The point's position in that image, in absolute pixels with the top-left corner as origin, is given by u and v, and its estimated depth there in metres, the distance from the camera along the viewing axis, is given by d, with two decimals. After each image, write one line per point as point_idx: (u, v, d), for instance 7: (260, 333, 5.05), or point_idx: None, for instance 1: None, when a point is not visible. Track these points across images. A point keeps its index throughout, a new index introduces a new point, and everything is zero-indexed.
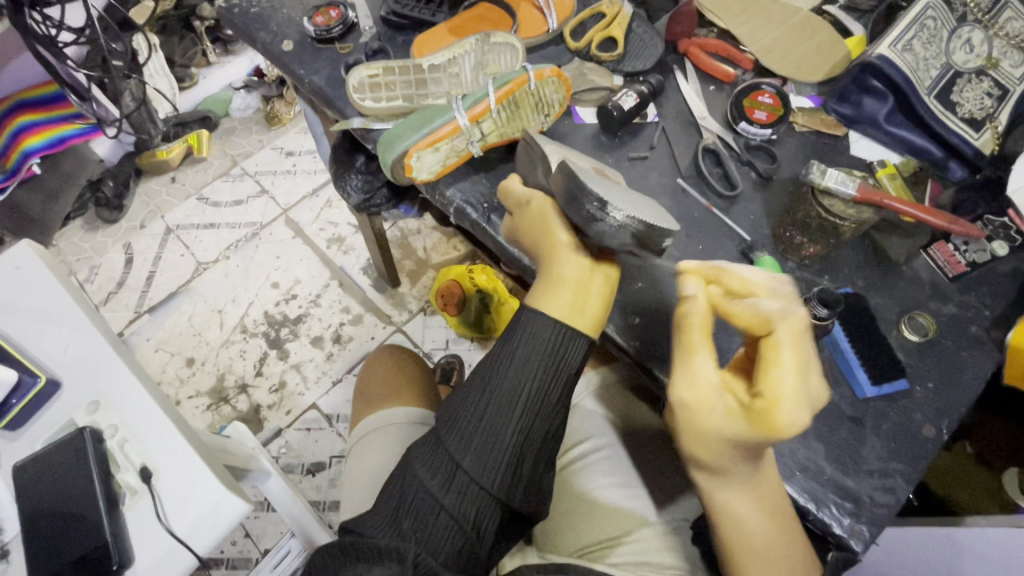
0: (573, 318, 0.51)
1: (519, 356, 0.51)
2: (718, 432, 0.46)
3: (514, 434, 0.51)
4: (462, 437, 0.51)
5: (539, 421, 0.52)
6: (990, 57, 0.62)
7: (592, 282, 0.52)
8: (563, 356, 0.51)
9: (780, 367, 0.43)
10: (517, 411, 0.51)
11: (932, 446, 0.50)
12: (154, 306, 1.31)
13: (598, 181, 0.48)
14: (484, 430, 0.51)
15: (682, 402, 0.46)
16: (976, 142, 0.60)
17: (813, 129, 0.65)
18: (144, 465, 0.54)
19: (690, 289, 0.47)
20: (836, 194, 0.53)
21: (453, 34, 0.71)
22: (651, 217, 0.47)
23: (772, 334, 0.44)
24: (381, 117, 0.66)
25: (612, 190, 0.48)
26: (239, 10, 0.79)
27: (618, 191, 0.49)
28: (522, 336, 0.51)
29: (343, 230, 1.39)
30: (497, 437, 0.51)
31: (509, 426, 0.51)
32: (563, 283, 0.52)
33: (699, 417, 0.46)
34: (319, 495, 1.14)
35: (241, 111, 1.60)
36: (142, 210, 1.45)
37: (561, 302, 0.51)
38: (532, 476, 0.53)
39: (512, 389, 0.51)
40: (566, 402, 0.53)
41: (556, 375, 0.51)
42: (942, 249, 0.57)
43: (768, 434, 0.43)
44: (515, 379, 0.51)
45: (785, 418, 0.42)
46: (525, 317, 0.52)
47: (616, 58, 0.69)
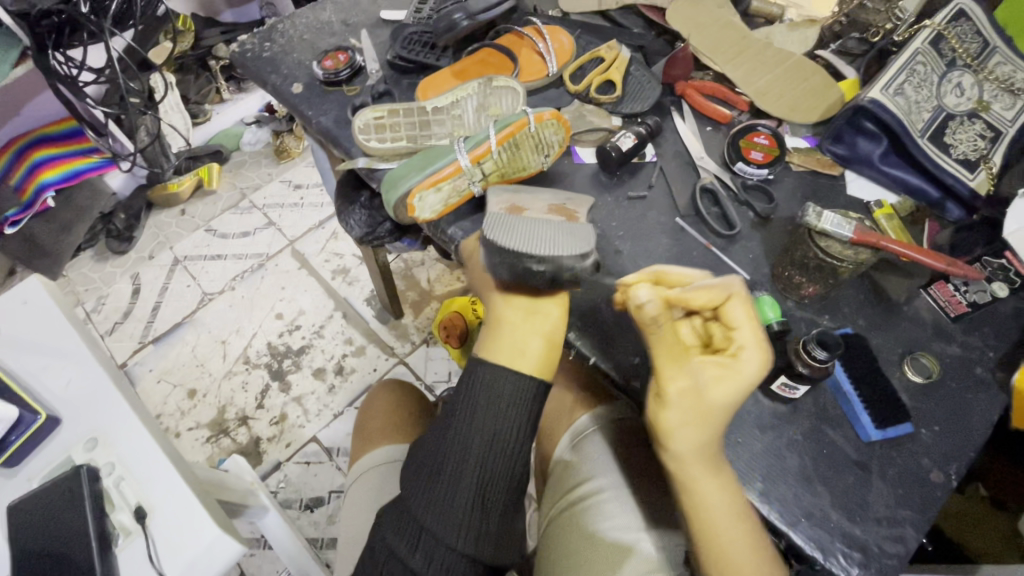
0: (512, 360, 0.51)
1: (469, 407, 0.51)
2: (721, 405, 0.45)
3: (470, 488, 0.50)
4: (422, 496, 0.51)
5: (496, 471, 0.51)
6: (982, 100, 0.64)
7: (530, 323, 0.52)
8: (511, 402, 0.51)
9: (738, 324, 0.47)
10: (471, 463, 0.51)
11: (942, 492, 0.49)
12: (158, 336, 1.32)
13: (508, 223, 0.49)
14: (441, 489, 0.51)
15: (682, 391, 0.45)
16: (972, 183, 0.61)
17: (809, 169, 0.66)
18: (139, 504, 0.53)
19: (644, 296, 0.42)
20: (833, 236, 0.52)
21: (457, 78, 0.74)
22: (557, 247, 0.47)
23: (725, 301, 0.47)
24: (385, 157, 0.68)
25: (524, 230, 0.49)
26: (252, 54, 0.83)
27: (539, 228, 0.50)
28: (471, 389, 0.51)
29: (348, 261, 1.40)
30: (455, 494, 0.50)
31: (464, 480, 0.50)
32: (502, 325, 0.52)
33: (705, 400, 0.45)
34: (318, 532, 1.11)
35: (251, 145, 1.64)
36: (151, 241, 1.47)
37: (500, 344, 0.52)
38: (501, 527, 0.52)
39: (464, 442, 0.51)
40: (527, 444, 0.52)
41: (510, 420, 0.51)
42: (942, 289, 0.57)
43: (752, 382, 0.45)
44: (467, 432, 0.51)
45: (752, 362, 0.45)
46: (469, 366, 0.52)
47: (614, 100, 0.71)
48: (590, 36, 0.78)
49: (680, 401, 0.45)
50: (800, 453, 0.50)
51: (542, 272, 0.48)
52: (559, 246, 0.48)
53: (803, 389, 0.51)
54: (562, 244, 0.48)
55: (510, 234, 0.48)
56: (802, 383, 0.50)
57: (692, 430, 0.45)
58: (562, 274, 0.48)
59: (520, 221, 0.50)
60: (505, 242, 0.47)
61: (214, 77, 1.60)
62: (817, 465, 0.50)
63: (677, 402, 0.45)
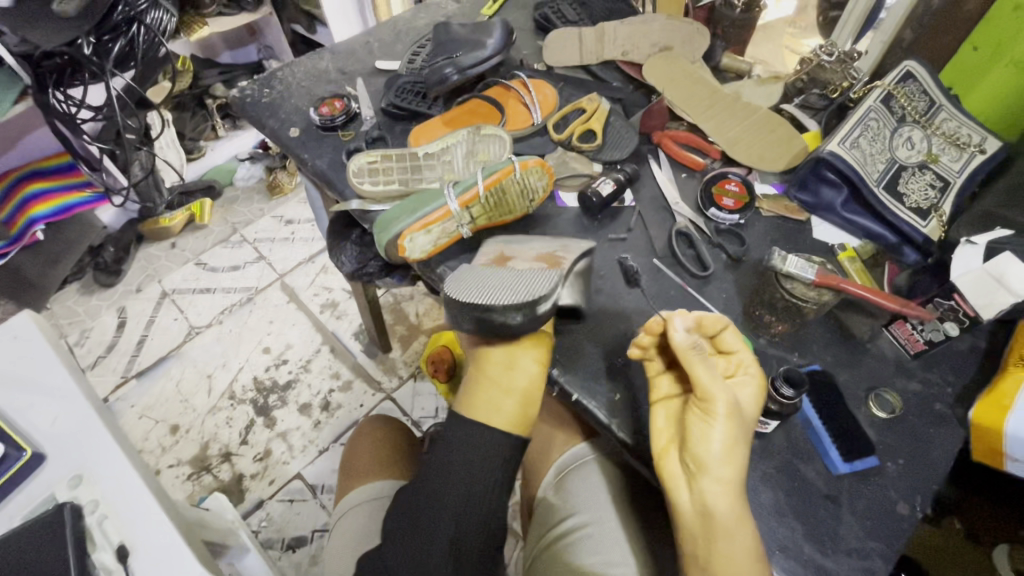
0: (488, 415, 0.53)
1: (447, 460, 0.54)
2: (752, 420, 0.49)
3: (448, 540, 0.52)
4: (399, 549, 0.53)
5: (473, 523, 0.53)
6: (931, 152, 0.69)
7: (511, 378, 0.53)
8: (490, 455, 0.53)
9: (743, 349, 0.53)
10: (447, 515, 0.52)
11: (908, 525, 0.51)
12: (142, 370, 1.31)
13: (471, 277, 0.54)
14: (419, 541, 0.53)
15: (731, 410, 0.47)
16: (925, 230, 0.65)
17: (777, 214, 0.70)
18: (122, 543, 0.53)
19: (681, 326, 0.50)
20: (798, 278, 0.56)
21: (447, 125, 0.78)
22: (502, 296, 0.50)
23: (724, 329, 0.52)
24: (378, 199, 0.72)
25: (488, 285, 0.52)
26: (251, 100, 0.87)
27: (502, 279, 0.53)
28: (450, 444, 0.54)
29: (337, 295, 1.42)
30: (429, 547, 0.52)
31: (442, 532, 0.52)
32: (482, 380, 0.54)
33: (743, 418, 0.48)
34: (298, 573, 1.09)
35: (244, 181, 1.67)
36: (139, 275, 1.48)
37: (478, 400, 0.54)
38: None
39: (441, 495, 0.53)
40: (502, 498, 0.54)
41: (486, 474, 0.53)
42: (902, 328, 0.60)
43: (760, 401, 0.50)
44: (449, 483, 0.53)
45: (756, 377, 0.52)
46: (449, 421, 0.55)
47: (595, 148, 0.76)
48: (572, 88, 0.84)
49: (731, 420, 0.47)
50: (774, 487, 0.52)
51: (511, 319, 0.51)
52: (506, 295, 0.50)
53: (773, 424, 0.53)
54: (510, 293, 0.50)
55: (464, 286, 0.52)
56: (772, 418, 0.53)
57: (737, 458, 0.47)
58: (526, 316, 0.51)
59: (488, 274, 0.54)
60: (456, 295, 0.52)
61: (210, 115, 1.64)
62: (790, 499, 0.52)
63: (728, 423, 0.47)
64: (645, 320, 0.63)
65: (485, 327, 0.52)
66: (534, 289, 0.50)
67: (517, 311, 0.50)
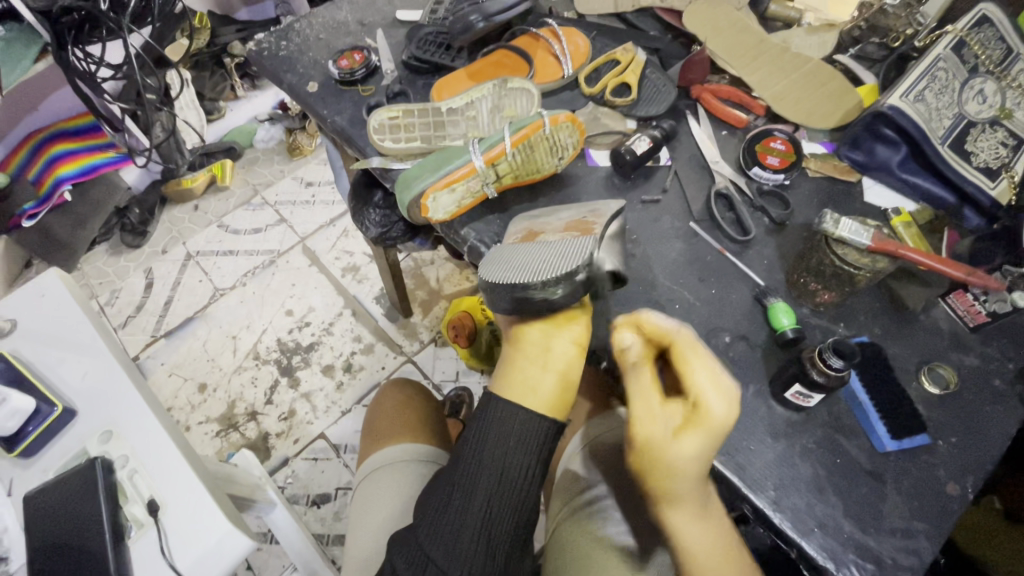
0: (523, 398, 0.50)
1: (479, 440, 0.50)
2: (684, 459, 0.44)
3: (479, 522, 0.49)
4: (429, 529, 0.50)
5: (506, 507, 0.50)
6: (1003, 107, 0.63)
7: (548, 360, 0.51)
8: (525, 439, 0.50)
9: (694, 373, 0.45)
10: (479, 496, 0.49)
11: (957, 505, 0.48)
12: (170, 330, 1.34)
13: (506, 259, 0.52)
14: (450, 520, 0.49)
15: (652, 441, 0.45)
16: (993, 192, 0.60)
17: (825, 175, 0.65)
18: (152, 498, 0.54)
19: (626, 339, 0.48)
20: (849, 243, 0.52)
21: (472, 79, 0.74)
22: (539, 273, 0.47)
23: (673, 344, 0.47)
24: (399, 157, 0.69)
25: (528, 263, 0.49)
26: (268, 53, 0.83)
27: (537, 254, 0.50)
28: (483, 426, 0.50)
29: (358, 259, 1.41)
30: (461, 527, 0.49)
31: (474, 512, 0.49)
32: (514, 362, 0.52)
33: (663, 450, 0.45)
34: (324, 528, 1.12)
35: (264, 142, 1.65)
36: (164, 236, 1.49)
37: (512, 382, 0.51)
38: (507, 564, 0.50)
39: (472, 475, 0.50)
40: (536, 485, 0.51)
41: (519, 458, 0.50)
42: (961, 299, 0.56)
43: (706, 437, 0.44)
44: (483, 464, 0.49)
45: (717, 416, 0.44)
46: (482, 403, 0.52)
47: (629, 103, 0.71)
48: (605, 38, 0.78)
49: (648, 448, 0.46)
50: (813, 462, 0.50)
51: (557, 295, 0.48)
52: (544, 269, 0.47)
53: (817, 398, 0.50)
54: (548, 267, 0.47)
55: (499, 270, 0.50)
56: (817, 392, 0.49)
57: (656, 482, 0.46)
58: (573, 291, 0.48)
59: (521, 252, 0.52)
60: (493, 280, 0.49)
61: (228, 74, 1.61)
62: (830, 474, 0.49)
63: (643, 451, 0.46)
64: (680, 287, 0.60)
65: (526, 308, 0.49)
66: (573, 260, 0.47)
67: (558, 284, 0.47)
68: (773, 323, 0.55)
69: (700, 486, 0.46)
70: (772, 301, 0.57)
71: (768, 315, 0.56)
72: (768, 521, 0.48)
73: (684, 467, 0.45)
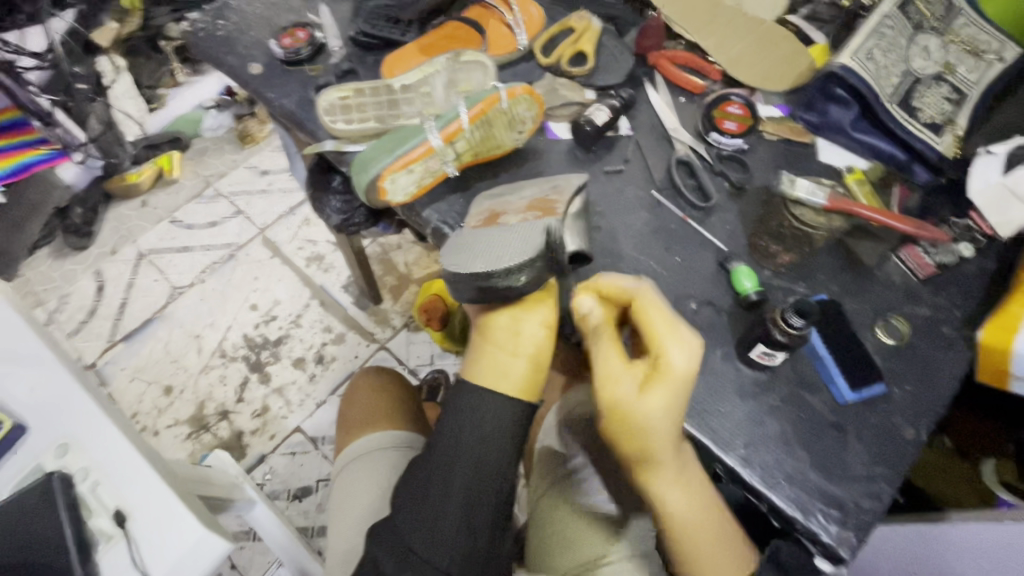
0: (496, 383, 0.51)
1: (454, 427, 0.51)
2: (654, 414, 0.46)
3: (459, 507, 0.49)
4: (408, 521, 0.49)
5: (484, 491, 0.50)
6: (947, 63, 0.65)
7: (518, 345, 0.52)
8: (498, 424, 0.50)
9: (653, 328, 0.48)
10: (457, 482, 0.49)
11: (913, 448, 0.51)
12: (128, 334, 1.28)
13: (468, 246, 0.52)
14: (430, 508, 0.49)
15: (626, 401, 0.47)
16: (939, 146, 0.62)
17: (782, 137, 0.66)
18: (119, 508, 0.52)
19: (586, 304, 0.49)
20: (806, 203, 0.57)
21: (424, 54, 0.71)
22: (502, 259, 0.48)
23: (635, 300, 0.49)
24: (353, 139, 0.66)
25: (488, 248, 0.50)
26: (204, 33, 0.78)
27: (497, 236, 0.51)
28: (458, 415, 0.51)
29: (322, 248, 1.37)
30: (441, 515, 0.49)
31: (454, 498, 0.49)
32: (485, 348, 0.52)
33: (635, 409, 0.46)
34: (307, 520, 1.11)
35: (213, 131, 1.55)
36: (112, 236, 1.41)
37: (482, 368, 0.52)
38: (490, 547, 0.50)
39: (450, 463, 0.50)
40: (512, 466, 0.51)
41: (494, 442, 0.50)
42: (911, 252, 0.58)
43: (671, 389, 0.46)
44: (460, 451, 0.50)
45: (678, 365, 0.46)
46: (454, 392, 0.52)
47: (587, 73, 0.69)
48: (559, 7, 0.76)
49: (622, 406, 0.47)
50: (780, 419, 0.52)
51: (521, 282, 0.50)
52: (504, 255, 0.49)
53: (781, 356, 0.51)
54: (510, 253, 0.49)
55: (462, 257, 0.50)
56: (780, 350, 0.50)
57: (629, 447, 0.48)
58: (539, 272, 0.50)
59: (483, 235, 0.52)
60: (455, 268, 0.50)
61: (166, 59, 1.50)
62: (797, 429, 0.51)
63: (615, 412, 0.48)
64: (646, 256, 0.60)
65: (492, 294, 0.50)
66: (534, 245, 0.49)
67: (521, 271, 0.49)
68: (737, 287, 0.56)
69: (672, 444, 0.48)
70: (735, 265, 0.58)
71: (732, 279, 0.57)
72: (740, 477, 0.49)
73: (653, 426, 0.46)
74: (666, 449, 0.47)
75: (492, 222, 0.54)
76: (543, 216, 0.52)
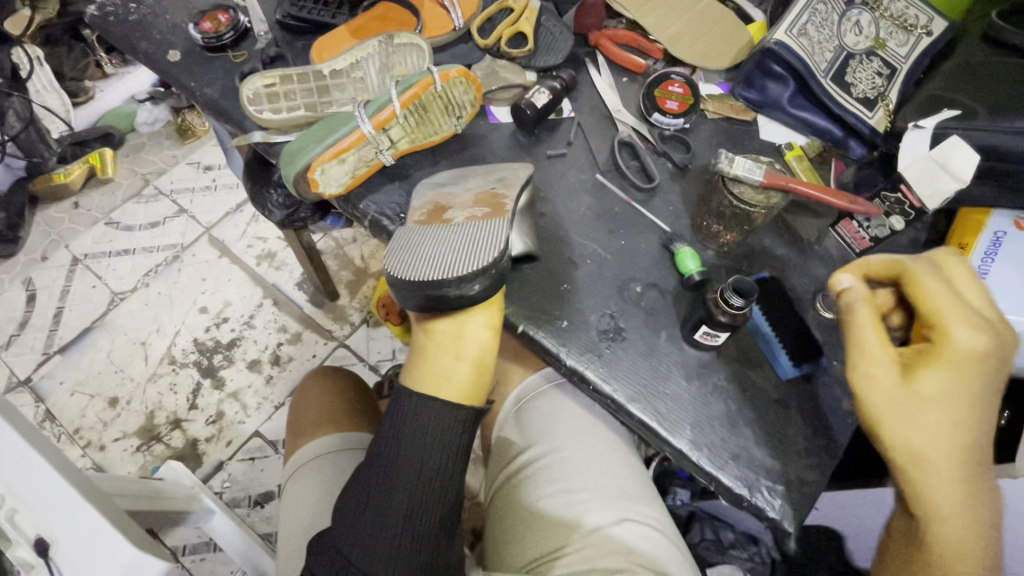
0: (438, 389, 0.51)
1: (393, 435, 0.49)
2: (945, 388, 0.42)
3: (400, 517, 0.47)
4: (347, 534, 0.47)
5: (427, 498, 0.48)
6: (877, 38, 0.66)
7: (461, 349, 0.51)
8: (440, 429, 0.49)
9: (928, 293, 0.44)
10: (398, 491, 0.48)
11: (852, 418, 0.53)
12: (65, 345, 1.15)
13: (412, 249, 0.49)
14: (369, 520, 0.47)
15: (880, 404, 0.43)
16: (871, 121, 0.63)
17: (723, 116, 0.66)
18: (41, 537, 0.45)
19: (846, 282, 0.46)
20: (745, 181, 0.53)
21: (355, 36, 0.67)
22: (453, 267, 0.46)
23: (906, 274, 0.45)
24: (282, 128, 0.62)
25: (437, 254, 0.48)
26: (115, 18, 0.72)
27: (446, 240, 0.49)
28: (397, 422, 0.49)
29: (273, 245, 1.26)
30: (382, 526, 0.47)
31: (394, 508, 0.47)
32: (428, 353, 0.52)
33: (894, 413, 0.43)
34: (270, 527, 1.04)
35: (148, 125, 1.40)
36: (41, 241, 1.26)
37: (425, 374, 0.51)
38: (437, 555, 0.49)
39: (389, 472, 0.48)
40: (457, 471, 0.50)
41: (436, 448, 0.49)
42: (848, 227, 0.60)
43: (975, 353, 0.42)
44: (400, 458, 0.48)
45: (962, 345, 0.42)
46: (395, 398, 0.51)
47: (527, 54, 0.67)
48: None
49: (876, 411, 0.43)
50: (725, 398, 0.53)
51: (476, 291, 0.48)
52: (457, 264, 0.47)
53: (724, 336, 0.52)
54: (462, 260, 0.47)
55: (407, 264, 0.47)
56: (722, 330, 0.51)
57: (902, 462, 0.43)
58: (491, 279, 0.48)
59: (429, 237, 0.49)
60: (402, 275, 0.47)
61: (91, 48, 1.37)
62: (740, 408, 0.52)
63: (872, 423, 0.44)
64: (593, 241, 0.59)
65: (442, 303, 0.48)
66: (487, 251, 0.47)
67: (474, 280, 0.47)
68: (681, 269, 0.57)
69: (967, 416, 0.42)
70: (678, 247, 0.58)
71: (676, 261, 0.57)
72: (687, 460, 0.50)
73: (938, 423, 0.42)
74: (943, 458, 0.42)
75: (437, 218, 0.52)
76: (491, 216, 0.51)
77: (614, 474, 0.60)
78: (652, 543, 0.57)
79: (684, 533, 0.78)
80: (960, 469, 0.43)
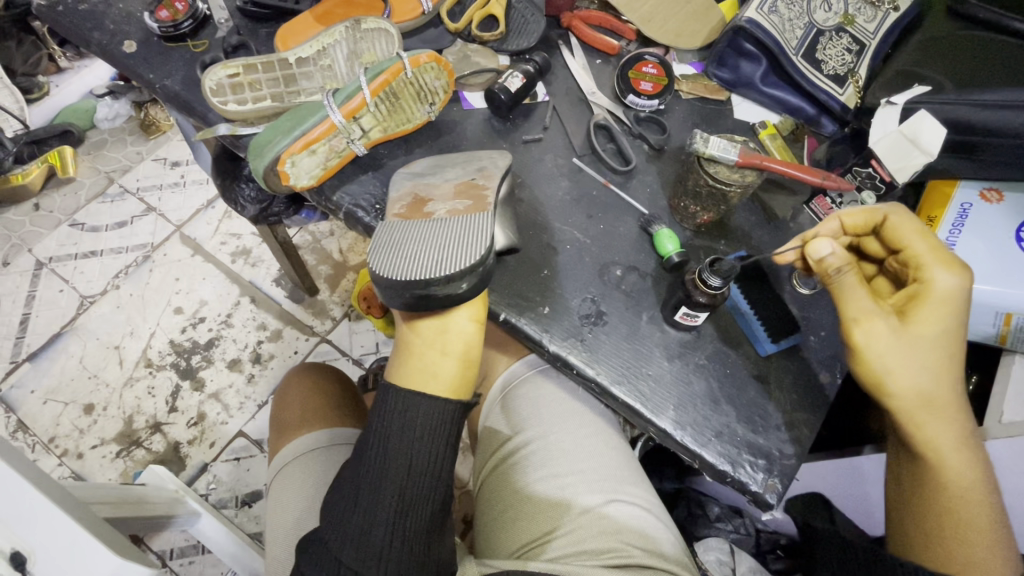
0: (425, 385, 0.50)
1: (381, 431, 0.48)
2: (934, 331, 0.46)
3: (390, 512, 0.47)
4: (336, 534, 0.47)
5: (418, 493, 0.48)
6: (847, 14, 0.66)
7: (447, 343, 0.52)
8: (429, 422, 0.49)
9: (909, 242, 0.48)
10: (388, 488, 0.47)
11: (829, 391, 0.55)
12: (34, 352, 1.11)
13: (396, 246, 0.48)
14: (360, 515, 0.47)
15: (881, 352, 0.46)
16: (842, 97, 0.64)
17: (697, 95, 0.66)
18: (15, 551, 0.44)
19: (826, 250, 0.46)
20: (719, 161, 0.53)
21: (320, 23, 0.65)
22: (441, 266, 0.46)
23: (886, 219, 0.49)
24: (248, 120, 0.60)
25: (424, 252, 0.47)
26: (64, 8, 0.69)
27: (432, 237, 0.48)
28: (383, 418, 0.49)
29: (248, 241, 1.22)
30: (372, 522, 0.47)
31: (385, 503, 0.47)
32: (413, 351, 0.52)
33: (900, 356, 0.46)
34: (259, 527, 1.02)
35: (108, 122, 1.35)
36: (2, 245, 1.21)
37: (411, 370, 0.51)
38: (429, 548, 0.48)
39: (378, 469, 0.48)
40: (447, 464, 0.50)
41: (424, 442, 0.48)
42: (821, 203, 0.61)
43: (953, 300, 0.46)
44: (389, 454, 0.48)
45: (947, 292, 0.45)
46: (380, 395, 0.50)
47: (499, 37, 0.66)
48: None
49: (880, 358, 0.46)
50: (706, 376, 0.53)
51: (465, 289, 0.47)
52: (445, 262, 0.46)
53: (703, 316, 0.52)
54: (450, 259, 0.46)
55: (393, 262, 0.46)
56: (701, 310, 0.51)
57: (912, 405, 0.47)
58: (478, 276, 0.47)
59: (413, 233, 0.49)
60: (388, 275, 0.46)
61: (43, 42, 1.32)
62: (722, 386, 0.53)
63: (873, 370, 0.47)
64: (573, 226, 0.59)
65: (431, 303, 0.48)
66: (475, 249, 0.46)
67: (462, 279, 0.46)
68: (660, 250, 0.57)
69: (953, 360, 0.47)
70: (657, 229, 0.58)
71: (655, 243, 0.57)
72: (671, 439, 0.51)
73: (929, 366, 0.46)
74: (934, 397, 0.47)
75: (418, 211, 0.51)
76: (473, 208, 0.51)
77: (603, 457, 0.61)
78: (644, 520, 0.58)
79: (672, 510, 0.79)
80: (951, 405, 0.47)
